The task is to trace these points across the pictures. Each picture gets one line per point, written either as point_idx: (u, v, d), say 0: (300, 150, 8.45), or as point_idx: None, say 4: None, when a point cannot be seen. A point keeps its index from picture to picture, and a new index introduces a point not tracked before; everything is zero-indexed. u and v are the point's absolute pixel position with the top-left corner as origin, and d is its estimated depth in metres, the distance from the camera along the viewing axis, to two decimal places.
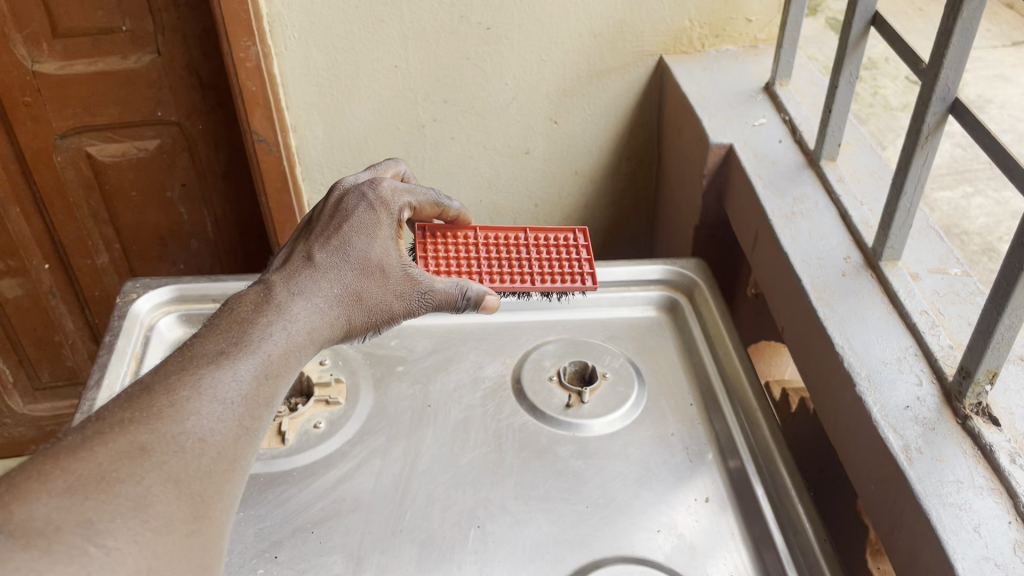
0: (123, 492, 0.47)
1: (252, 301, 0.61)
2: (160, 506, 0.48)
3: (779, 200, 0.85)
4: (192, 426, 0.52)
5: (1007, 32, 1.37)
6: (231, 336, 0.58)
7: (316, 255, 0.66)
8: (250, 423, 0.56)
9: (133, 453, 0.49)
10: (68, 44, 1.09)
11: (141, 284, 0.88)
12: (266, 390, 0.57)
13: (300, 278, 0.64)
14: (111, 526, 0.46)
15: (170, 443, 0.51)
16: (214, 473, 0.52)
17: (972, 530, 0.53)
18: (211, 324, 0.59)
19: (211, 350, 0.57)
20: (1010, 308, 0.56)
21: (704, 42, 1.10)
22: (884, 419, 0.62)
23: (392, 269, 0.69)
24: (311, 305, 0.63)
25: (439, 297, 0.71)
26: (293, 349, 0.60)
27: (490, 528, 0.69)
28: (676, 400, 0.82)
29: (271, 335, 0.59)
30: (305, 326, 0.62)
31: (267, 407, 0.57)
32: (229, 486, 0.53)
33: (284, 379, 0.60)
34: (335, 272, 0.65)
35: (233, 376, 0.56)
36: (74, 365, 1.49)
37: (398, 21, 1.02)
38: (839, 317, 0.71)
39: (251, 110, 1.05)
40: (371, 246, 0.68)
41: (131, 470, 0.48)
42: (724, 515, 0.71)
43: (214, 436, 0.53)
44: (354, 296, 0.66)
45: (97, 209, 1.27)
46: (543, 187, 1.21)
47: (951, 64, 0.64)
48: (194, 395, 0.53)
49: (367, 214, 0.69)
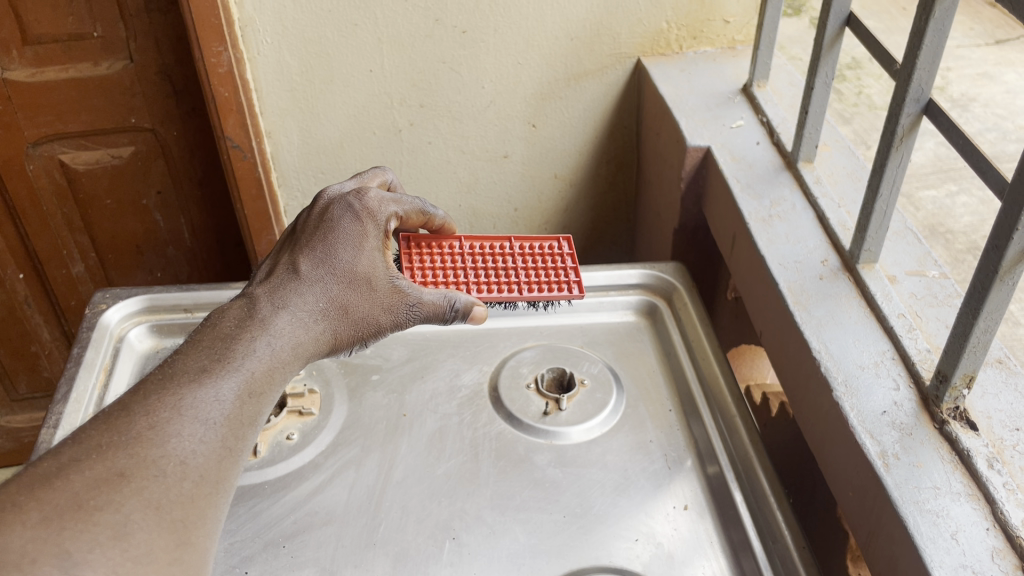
0: (103, 520, 0.47)
1: (236, 316, 0.60)
2: (141, 534, 0.48)
3: (755, 203, 0.84)
4: (173, 448, 0.51)
5: (989, 30, 1.37)
6: (213, 353, 0.57)
7: (301, 268, 0.64)
8: (234, 443, 0.54)
9: (111, 480, 0.48)
10: (38, 51, 1.07)
11: (111, 295, 0.87)
12: (250, 409, 0.56)
13: (284, 292, 0.63)
14: (89, 557, 0.45)
15: (150, 467, 0.50)
16: (196, 497, 0.51)
17: (950, 537, 0.53)
18: (193, 339, 0.58)
19: (192, 368, 0.55)
20: (985, 311, 0.55)
21: (681, 43, 1.09)
22: (861, 424, 0.61)
23: (379, 281, 0.67)
24: (296, 319, 0.62)
25: (427, 309, 0.68)
26: (277, 365, 0.59)
27: (465, 539, 0.68)
28: (655, 407, 0.81)
29: (254, 352, 0.58)
30: (289, 341, 0.60)
31: (251, 426, 0.56)
32: (213, 510, 0.52)
33: (268, 396, 0.58)
34: (319, 285, 0.64)
35: (216, 395, 0.55)
36: (51, 376, 1.47)
37: (373, 25, 1.01)
38: (816, 321, 0.70)
39: (224, 117, 1.03)
40: (358, 259, 0.66)
41: (108, 497, 0.48)
42: (703, 522, 0.70)
43: (195, 458, 0.52)
44: (340, 310, 0.64)
45: (72, 218, 1.25)
46: (522, 192, 1.20)
47: (925, 64, 0.63)
48: (175, 415, 0.52)
49: (353, 225, 0.68)
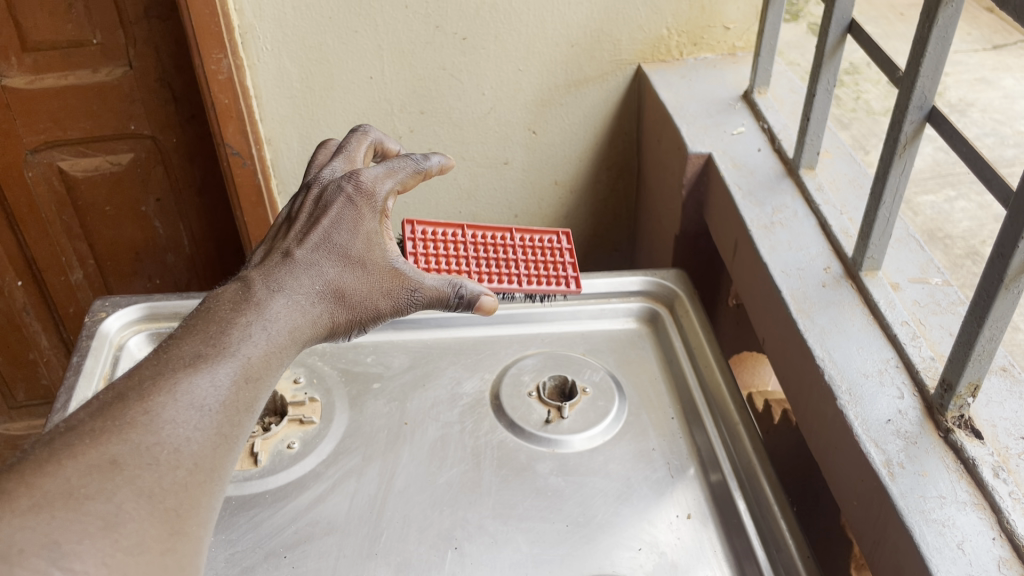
0: (93, 510, 0.45)
1: (230, 300, 0.59)
2: (132, 524, 0.46)
3: (757, 210, 0.84)
4: (168, 435, 0.50)
5: (987, 36, 1.38)
6: (207, 338, 0.56)
7: (297, 252, 0.64)
8: (230, 429, 0.54)
9: (103, 467, 0.47)
10: (37, 58, 1.07)
11: (111, 303, 0.86)
12: (247, 395, 0.56)
13: (280, 275, 0.62)
14: (78, 548, 0.43)
15: (143, 455, 0.49)
16: (191, 485, 0.50)
17: (955, 547, 0.52)
18: (187, 325, 0.58)
19: (187, 354, 0.55)
20: (990, 320, 0.55)
21: (681, 50, 1.09)
22: (866, 433, 0.60)
23: (377, 263, 0.66)
24: (292, 303, 0.61)
25: (429, 294, 0.68)
26: (274, 350, 0.58)
27: (467, 549, 0.68)
28: (657, 414, 0.80)
29: (250, 337, 0.57)
30: (286, 325, 0.60)
31: (247, 412, 0.56)
32: (207, 499, 0.51)
33: (266, 382, 0.58)
34: (315, 268, 0.63)
35: (212, 380, 0.54)
36: (49, 385, 1.46)
37: (373, 31, 1.01)
38: (819, 328, 0.70)
39: (224, 123, 1.03)
40: (355, 241, 0.65)
41: (100, 485, 0.46)
42: (706, 531, 0.70)
43: (190, 445, 0.51)
44: (337, 293, 0.63)
45: (70, 225, 1.25)
46: (522, 198, 1.20)
47: (927, 73, 0.63)
48: (170, 401, 0.51)
49: (349, 207, 0.66)
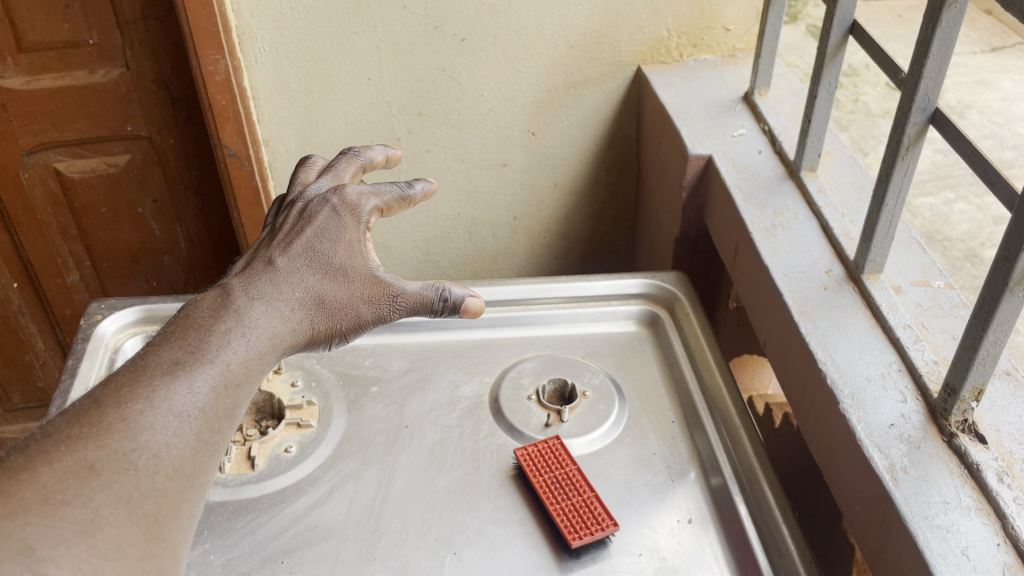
0: (70, 515, 0.45)
1: (209, 307, 0.59)
2: (109, 529, 0.46)
3: (758, 212, 0.84)
4: (146, 441, 0.50)
5: (986, 38, 1.37)
6: (187, 345, 0.55)
7: (278, 260, 0.63)
8: (209, 436, 0.53)
9: (81, 472, 0.47)
10: (33, 59, 1.07)
11: (107, 305, 0.86)
12: (226, 402, 0.55)
13: (260, 284, 0.61)
14: (54, 553, 0.43)
15: (121, 461, 0.48)
16: (170, 491, 0.50)
17: (959, 553, 0.52)
18: (166, 331, 0.57)
19: (166, 360, 0.54)
20: (995, 323, 0.54)
21: (682, 51, 1.08)
22: (868, 438, 0.60)
23: (359, 271, 0.65)
24: (272, 311, 0.60)
25: (413, 301, 0.66)
26: (253, 357, 0.58)
27: (466, 554, 0.67)
28: (657, 417, 0.80)
29: (229, 344, 0.57)
30: (265, 333, 0.59)
31: (227, 419, 0.55)
32: (188, 504, 0.51)
33: (246, 389, 0.57)
34: (296, 276, 0.63)
35: (190, 387, 0.53)
36: (44, 387, 1.45)
37: (370, 32, 1.00)
38: (821, 332, 0.69)
39: (221, 124, 1.03)
40: (337, 250, 0.64)
41: (77, 490, 0.46)
42: (707, 536, 0.69)
43: (169, 451, 0.51)
44: (318, 300, 0.63)
45: (67, 227, 1.24)
46: (521, 200, 1.19)
47: (931, 74, 0.62)
48: (148, 408, 0.51)
49: (332, 218, 0.65)
